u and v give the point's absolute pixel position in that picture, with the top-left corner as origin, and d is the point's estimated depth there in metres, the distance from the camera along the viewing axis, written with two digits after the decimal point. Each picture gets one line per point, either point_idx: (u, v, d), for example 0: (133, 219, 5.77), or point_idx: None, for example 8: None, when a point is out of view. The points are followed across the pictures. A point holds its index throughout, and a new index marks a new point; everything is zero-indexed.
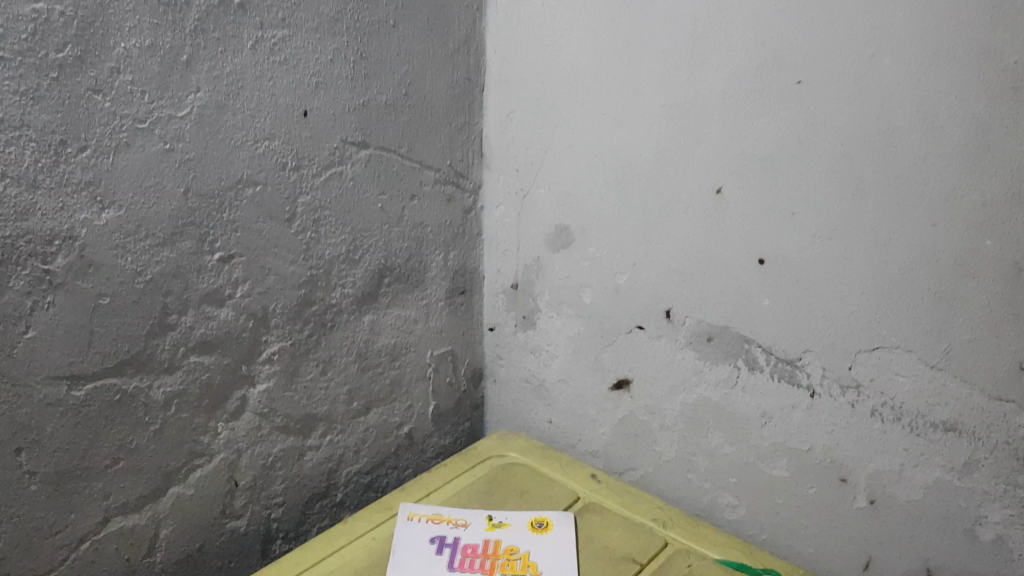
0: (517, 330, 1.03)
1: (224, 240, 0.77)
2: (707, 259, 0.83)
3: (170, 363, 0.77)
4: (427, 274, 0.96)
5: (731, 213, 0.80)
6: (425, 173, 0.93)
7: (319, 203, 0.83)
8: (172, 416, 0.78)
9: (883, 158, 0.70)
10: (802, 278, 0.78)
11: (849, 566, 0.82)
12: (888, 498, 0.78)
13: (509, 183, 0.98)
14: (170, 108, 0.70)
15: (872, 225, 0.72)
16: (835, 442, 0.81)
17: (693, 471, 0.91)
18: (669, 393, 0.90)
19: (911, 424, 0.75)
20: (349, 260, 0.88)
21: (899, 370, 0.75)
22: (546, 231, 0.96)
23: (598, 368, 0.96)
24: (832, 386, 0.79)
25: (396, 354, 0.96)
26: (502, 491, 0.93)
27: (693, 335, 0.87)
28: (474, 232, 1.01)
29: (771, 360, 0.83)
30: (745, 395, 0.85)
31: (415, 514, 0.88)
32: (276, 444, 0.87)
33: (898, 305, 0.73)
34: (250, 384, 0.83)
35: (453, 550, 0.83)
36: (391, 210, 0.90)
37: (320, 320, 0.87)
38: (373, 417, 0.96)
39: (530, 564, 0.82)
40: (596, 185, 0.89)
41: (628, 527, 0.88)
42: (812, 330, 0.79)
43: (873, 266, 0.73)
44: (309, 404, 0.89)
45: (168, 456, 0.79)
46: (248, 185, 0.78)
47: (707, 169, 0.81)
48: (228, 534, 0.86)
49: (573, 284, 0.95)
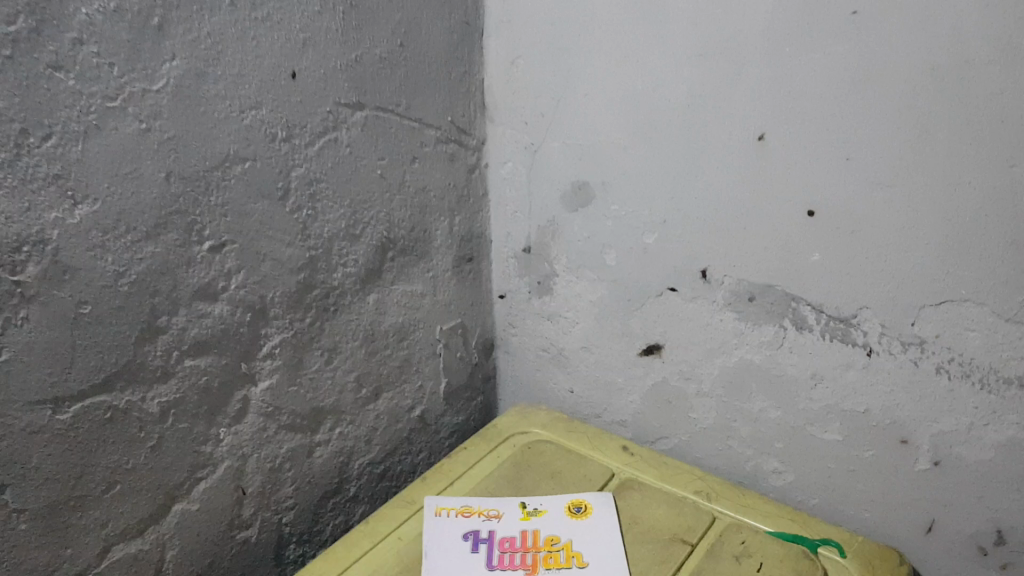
0: (531, 296, 0.95)
1: (214, 227, 0.68)
2: (748, 213, 0.76)
3: (164, 370, 0.68)
4: (432, 243, 0.88)
5: (776, 161, 0.73)
6: (425, 133, 0.84)
7: (314, 174, 0.74)
8: (170, 428, 0.70)
9: (954, 95, 0.62)
10: (857, 230, 0.70)
11: (911, 531, 0.77)
12: (955, 459, 0.72)
13: (517, 138, 0.89)
14: (144, 81, 0.60)
15: (940, 168, 0.65)
16: (895, 403, 0.74)
17: (733, 438, 0.85)
18: (706, 357, 0.83)
19: (981, 380, 0.68)
20: (350, 236, 0.79)
21: (969, 324, 0.68)
22: (562, 189, 0.87)
23: (623, 334, 0.89)
24: (892, 343, 0.72)
25: (404, 333, 0.87)
26: (532, 473, 0.86)
27: (732, 295, 0.80)
28: (479, 193, 0.92)
29: (822, 319, 0.75)
30: (793, 356, 0.78)
31: (442, 508, 0.81)
32: (283, 443, 0.80)
33: (970, 255, 0.65)
34: (251, 382, 0.75)
35: (489, 546, 0.76)
36: (392, 177, 0.81)
37: (322, 305, 0.78)
38: (384, 403, 0.88)
39: (574, 555, 0.75)
40: (617, 136, 0.81)
41: (672, 503, 0.82)
42: (870, 284, 0.71)
43: (940, 214, 0.66)
44: (315, 398, 0.81)
45: (169, 472, 0.71)
46: (236, 162, 0.68)
47: (746, 113, 0.73)
48: (238, 547, 0.79)
49: (595, 244, 0.87)
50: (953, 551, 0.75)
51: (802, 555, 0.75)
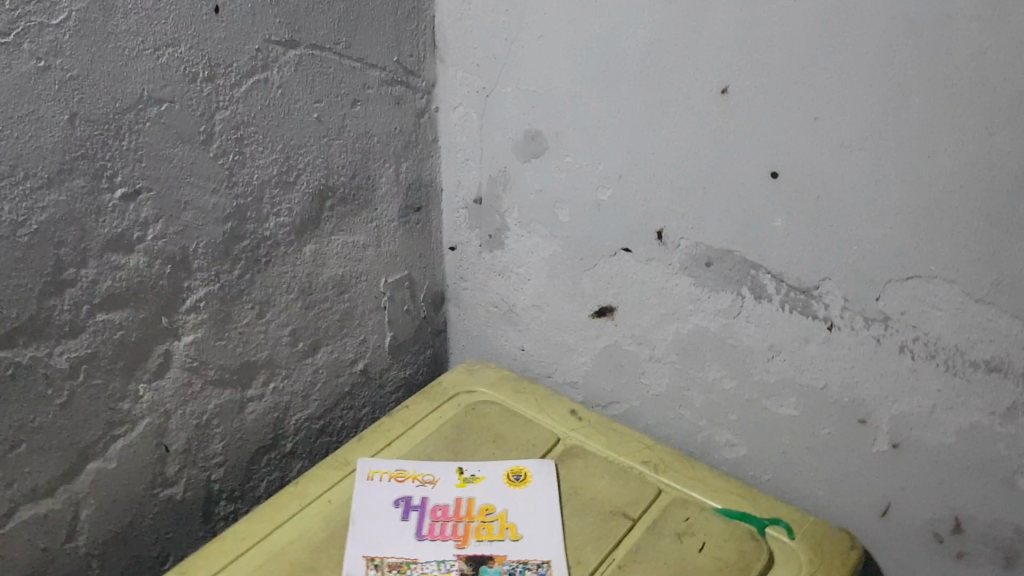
0: (482, 249, 0.90)
1: (127, 172, 0.63)
2: (708, 171, 0.70)
3: (72, 325, 0.63)
4: (376, 191, 0.83)
5: (738, 116, 0.67)
6: (369, 74, 0.78)
7: (240, 117, 0.68)
8: (81, 385, 0.65)
9: (932, 54, 0.57)
10: (822, 195, 0.65)
11: (865, 513, 0.73)
12: (914, 442, 0.68)
13: (469, 81, 0.82)
14: (41, 15, 0.54)
15: (913, 133, 0.59)
16: (854, 380, 0.70)
17: (686, 407, 0.81)
18: (660, 323, 0.79)
19: (946, 361, 0.64)
20: (283, 183, 0.73)
21: (937, 303, 0.63)
22: (514, 138, 0.82)
23: (576, 294, 0.84)
24: (854, 319, 0.68)
25: (344, 286, 0.83)
26: (473, 436, 0.83)
27: (689, 259, 0.75)
28: (429, 138, 0.87)
29: (782, 288, 0.71)
30: (750, 326, 0.74)
31: (375, 472, 0.78)
32: (211, 399, 0.76)
33: (939, 229, 0.60)
34: (174, 337, 0.71)
35: (422, 514, 0.74)
36: (330, 121, 0.75)
37: (252, 257, 0.74)
38: (323, 357, 0.84)
39: (508, 527, 0.73)
40: (575, 83, 0.75)
41: (616, 474, 0.79)
42: (833, 254, 0.66)
43: (911, 182, 0.60)
44: (246, 352, 0.77)
45: (82, 430, 0.67)
46: (151, 104, 0.62)
47: (709, 64, 0.67)
48: (162, 504, 0.75)
49: (547, 198, 0.82)
50: (906, 536, 0.72)
51: (748, 536, 0.73)
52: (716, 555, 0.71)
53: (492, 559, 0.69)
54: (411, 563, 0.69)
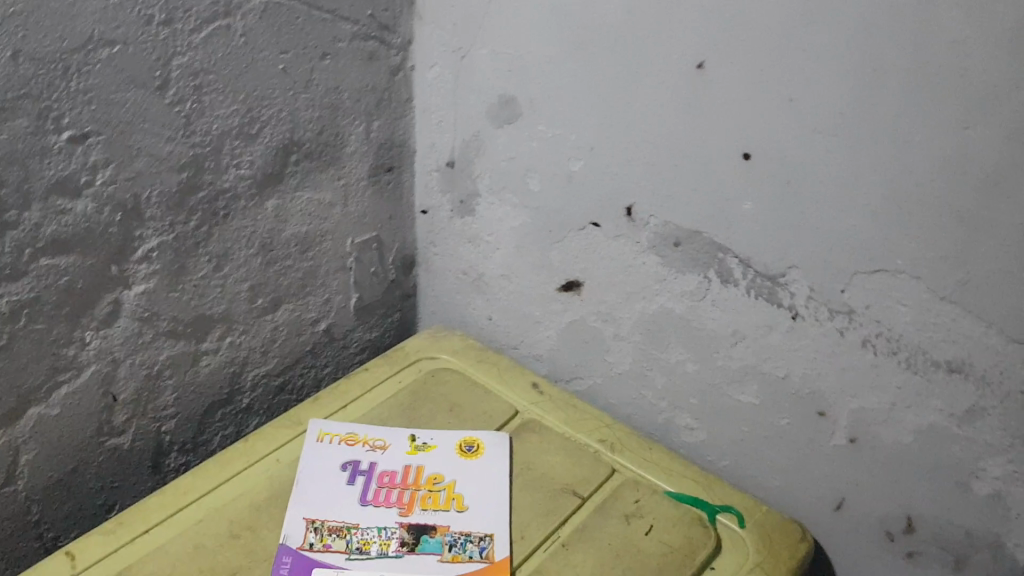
0: (453, 215, 0.89)
1: (75, 114, 0.60)
2: (681, 147, 0.68)
3: (13, 268, 0.61)
4: (344, 148, 0.81)
5: (712, 93, 0.64)
6: (341, 27, 0.75)
7: (199, 64, 0.66)
8: (23, 330, 0.63)
9: (911, 41, 0.53)
10: (792, 180, 0.63)
11: (819, 507, 0.72)
12: (872, 438, 0.66)
13: (445, 40, 0.80)
14: None
15: (887, 122, 0.56)
16: (815, 372, 0.68)
17: (648, 387, 0.80)
18: (626, 301, 0.78)
19: (908, 360, 0.62)
20: (244, 135, 0.71)
21: (902, 299, 0.61)
22: (488, 102, 0.79)
23: (544, 266, 0.83)
24: (818, 309, 0.66)
25: (308, 245, 0.82)
26: (430, 404, 0.82)
27: (656, 237, 0.73)
28: (402, 97, 0.85)
29: (748, 274, 0.69)
30: (714, 310, 0.72)
31: (326, 434, 0.77)
32: (163, 350, 0.74)
33: (908, 222, 0.58)
34: (124, 285, 0.69)
35: (368, 479, 0.73)
36: (297, 74, 0.73)
37: (210, 208, 0.72)
38: (283, 315, 0.83)
39: (454, 497, 0.71)
40: (551, 48, 0.72)
41: (571, 451, 0.77)
42: (801, 240, 0.64)
43: (883, 172, 0.58)
44: (201, 305, 0.75)
45: (24, 375, 0.65)
46: (102, 46, 0.59)
47: (686, 36, 0.64)
48: (108, 453, 0.74)
49: (518, 166, 0.80)
50: (858, 531, 0.70)
51: (696, 522, 0.71)
52: (662, 539, 0.69)
53: (434, 529, 0.68)
54: (352, 527, 0.68)
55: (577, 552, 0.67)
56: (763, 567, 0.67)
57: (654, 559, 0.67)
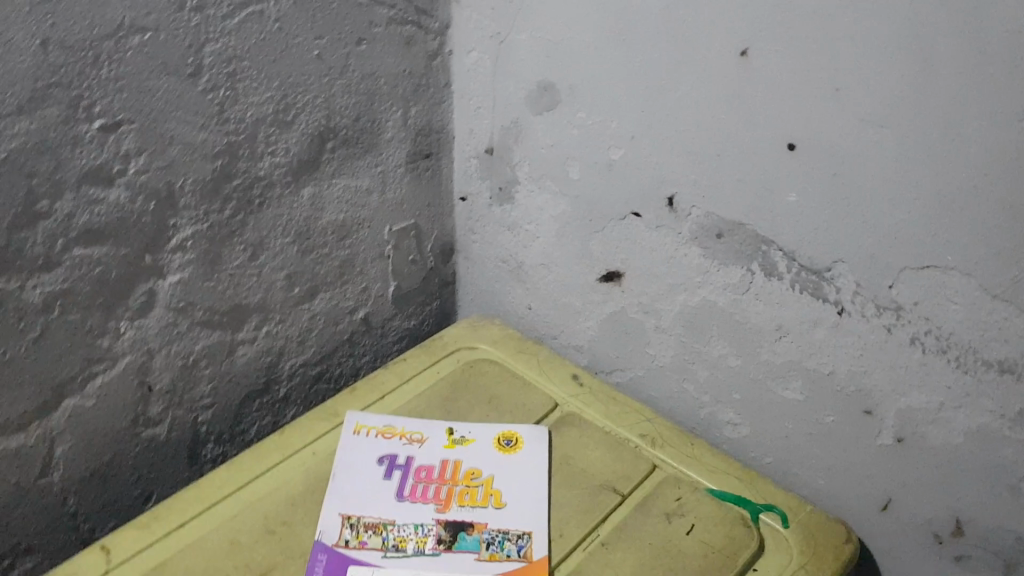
0: (492, 202, 0.87)
1: (106, 103, 0.59)
2: (724, 136, 0.65)
3: (46, 259, 0.60)
4: (381, 135, 0.80)
5: (757, 82, 0.62)
6: (377, 11, 0.74)
7: (232, 51, 0.64)
8: (57, 320, 0.63)
9: (967, 25, 0.50)
10: (839, 172, 0.60)
11: (863, 507, 0.70)
12: (920, 438, 0.64)
13: (483, 25, 0.78)
14: None
15: (940, 112, 0.54)
16: (863, 369, 0.65)
17: (690, 381, 0.78)
18: (668, 293, 0.76)
19: (958, 359, 0.59)
20: (278, 122, 0.70)
21: (953, 296, 0.58)
22: (527, 87, 0.77)
23: (584, 256, 0.81)
24: (866, 305, 0.63)
25: (345, 233, 0.81)
26: (467, 397, 0.81)
27: (699, 229, 0.71)
28: (440, 83, 0.83)
29: (793, 268, 0.66)
30: (758, 304, 0.70)
31: (363, 426, 0.76)
32: (198, 340, 0.74)
33: (962, 217, 0.55)
34: (158, 275, 0.68)
35: (404, 474, 0.72)
36: (332, 60, 0.72)
37: (245, 197, 0.71)
38: (319, 304, 0.82)
39: (492, 493, 0.70)
40: (591, 34, 0.70)
41: (610, 446, 0.76)
42: (849, 234, 0.61)
43: (936, 165, 0.55)
44: (236, 294, 0.75)
45: (58, 365, 0.65)
46: (133, 33, 0.58)
47: (731, 22, 0.61)
48: (144, 443, 0.74)
49: (558, 154, 0.78)
50: (903, 534, 0.68)
51: (739, 522, 0.69)
52: (703, 539, 0.67)
53: (471, 527, 0.67)
54: (387, 524, 0.67)
55: (616, 552, 0.66)
56: (807, 568, 0.65)
57: (695, 560, 0.65)
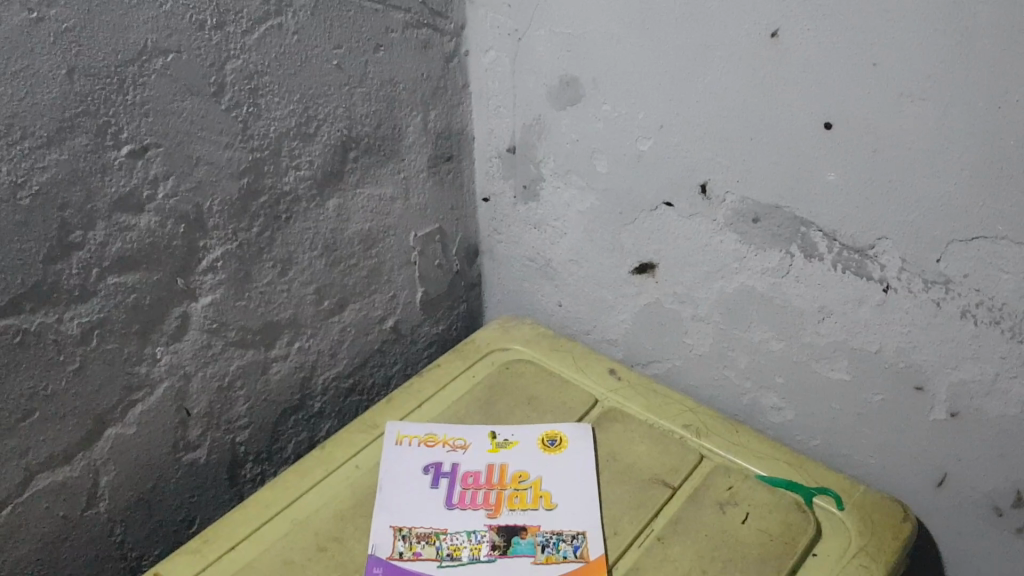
0: (517, 201, 0.87)
1: (133, 128, 0.57)
2: (757, 120, 0.64)
3: (82, 290, 0.59)
4: (403, 141, 0.79)
5: (790, 63, 0.61)
6: (393, 16, 0.73)
7: (253, 66, 0.63)
8: (95, 350, 0.62)
9: None
10: (879, 148, 0.59)
11: (919, 484, 0.69)
12: (975, 412, 0.63)
13: (499, 23, 0.77)
14: None
15: (983, 82, 0.53)
16: (910, 345, 0.64)
17: (730, 368, 0.78)
18: (703, 281, 0.75)
19: (1013, 329, 0.58)
20: (302, 135, 0.69)
21: (1004, 266, 0.57)
22: (548, 83, 0.77)
23: (616, 249, 0.80)
24: (912, 281, 0.62)
25: (372, 242, 0.80)
26: (505, 400, 0.80)
27: (733, 214, 0.70)
28: (458, 85, 0.82)
29: (834, 248, 0.65)
30: (798, 286, 0.69)
31: (404, 436, 0.75)
32: (233, 360, 0.73)
33: (1012, 186, 0.54)
34: (191, 298, 0.67)
35: (451, 481, 0.71)
36: (351, 69, 0.71)
37: (272, 213, 0.70)
38: (350, 315, 0.82)
39: (542, 495, 0.70)
40: (614, 25, 0.69)
41: (656, 439, 0.75)
42: (891, 210, 0.60)
43: (984, 135, 0.54)
44: (268, 312, 0.74)
45: (99, 396, 0.63)
46: (156, 56, 0.57)
47: (760, 4, 0.60)
48: (185, 468, 0.73)
49: (584, 148, 0.77)
50: (962, 508, 0.67)
51: (794, 507, 0.68)
52: (760, 527, 0.66)
53: (524, 530, 0.66)
54: (440, 533, 0.66)
55: (673, 546, 0.65)
56: (868, 549, 0.64)
57: (754, 549, 0.64)
